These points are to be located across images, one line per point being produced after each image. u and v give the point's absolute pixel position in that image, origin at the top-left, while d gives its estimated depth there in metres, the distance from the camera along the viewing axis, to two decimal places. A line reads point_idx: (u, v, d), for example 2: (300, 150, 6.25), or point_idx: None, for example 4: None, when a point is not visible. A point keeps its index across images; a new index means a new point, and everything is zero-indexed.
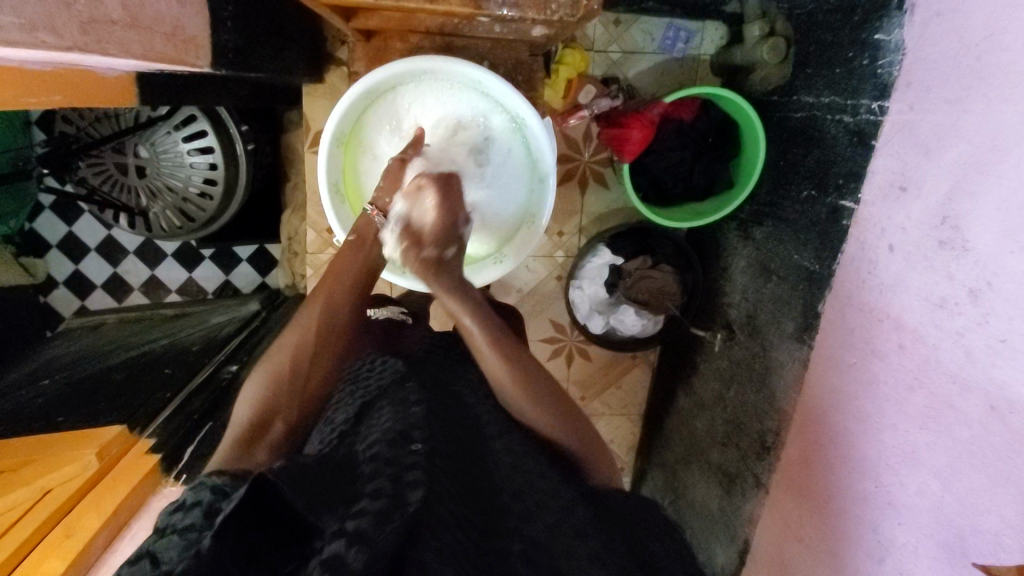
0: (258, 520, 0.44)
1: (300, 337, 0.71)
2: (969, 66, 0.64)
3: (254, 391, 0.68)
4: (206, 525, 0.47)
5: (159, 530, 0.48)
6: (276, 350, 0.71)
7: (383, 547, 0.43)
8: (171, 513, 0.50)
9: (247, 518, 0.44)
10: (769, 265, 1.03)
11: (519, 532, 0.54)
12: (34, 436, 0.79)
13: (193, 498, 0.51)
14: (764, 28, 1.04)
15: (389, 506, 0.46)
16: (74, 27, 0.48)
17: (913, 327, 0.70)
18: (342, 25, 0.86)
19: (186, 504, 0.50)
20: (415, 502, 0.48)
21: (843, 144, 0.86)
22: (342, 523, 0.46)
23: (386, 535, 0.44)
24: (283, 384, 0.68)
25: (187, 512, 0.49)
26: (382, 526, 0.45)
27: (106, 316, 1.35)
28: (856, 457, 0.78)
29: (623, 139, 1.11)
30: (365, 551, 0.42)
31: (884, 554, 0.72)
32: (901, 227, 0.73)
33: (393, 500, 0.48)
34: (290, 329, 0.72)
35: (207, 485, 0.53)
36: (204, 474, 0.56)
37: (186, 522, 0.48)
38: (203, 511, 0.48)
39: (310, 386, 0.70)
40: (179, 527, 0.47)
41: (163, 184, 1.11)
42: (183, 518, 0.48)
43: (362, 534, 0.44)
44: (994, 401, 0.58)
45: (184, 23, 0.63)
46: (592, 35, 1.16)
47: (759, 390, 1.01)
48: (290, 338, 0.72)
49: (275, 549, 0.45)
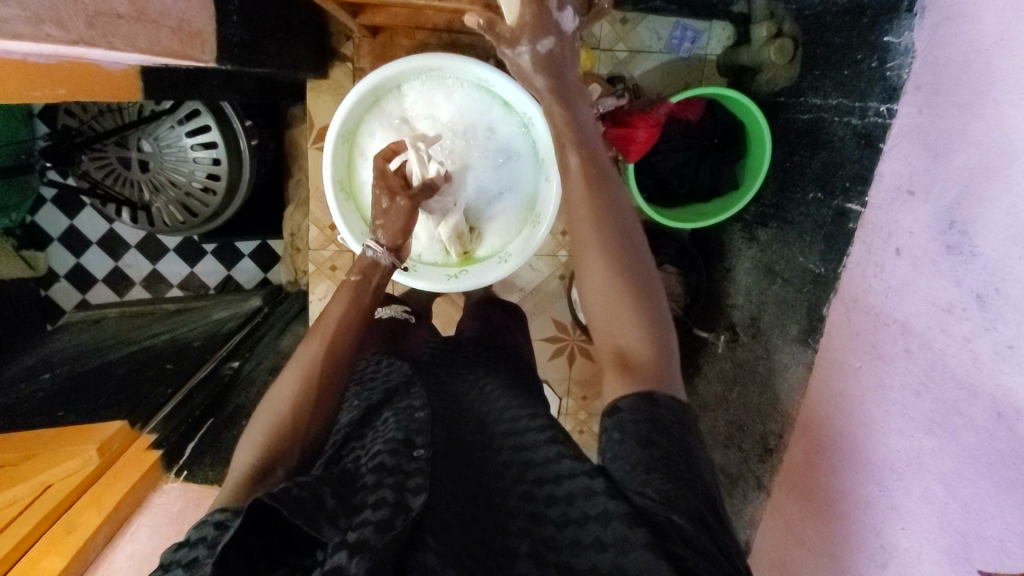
0: (260, 540, 0.46)
1: (300, 376, 0.66)
2: (980, 69, 0.63)
3: (254, 439, 0.62)
4: (211, 556, 0.47)
5: (164, 566, 0.47)
6: (276, 390, 0.65)
7: (384, 554, 0.45)
8: (175, 548, 0.49)
9: (248, 540, 0.45)
10: (773, 267, 1.03)
11: (529, 532, 0.52)
12: (37, 433, 0.79)
13: (197, 533, 0.49)
14: (771, 29, 1.02)
15: (391, 513, 0.47)
16: (79, 20, 0.48)
17: (920, 332, 0.69)
18: (349, 21, 0.86)
19: (191, 539, 0.49)
20: (417, 507, 0.49)
21: (850, 146, 0.86)
22: (343, 534, 0.46)
23: (388, 544, 0.46)
24: (285, 426, 0.62)
25: (193, 548, 0.48)
26: (384, 534, 0.46)
27: (108, 310, 1.34)
28: (861, 462, 0.77)
29: (628, 139, 1.09)
30: (369, 560, 0.44)
31: (887, 559, 0.72)
32: (908, 231, 0.72)
33: (396, 508, 0.48)
34: (287, 371, 0.67)
35: (212, 519, 0.51)
36: (209, 511, 0.52)
37: (190, 557, 0.47)
38: (208, 545, 0.48)
39: (314, 419, 0.65)
40: (184, 561, 0.47)
41: (166, 178, 1.10)
42: (188, 553, 0.47)
43: (363, 544, 0.45)
44: (1002, 409, 0.58)
45: (190, 18, 0.63)
46: (598, 34, 1.15)
47: (763, 393, 1.01)
48: (289, 377, 0.66)
49: (279, 564, 0.47)
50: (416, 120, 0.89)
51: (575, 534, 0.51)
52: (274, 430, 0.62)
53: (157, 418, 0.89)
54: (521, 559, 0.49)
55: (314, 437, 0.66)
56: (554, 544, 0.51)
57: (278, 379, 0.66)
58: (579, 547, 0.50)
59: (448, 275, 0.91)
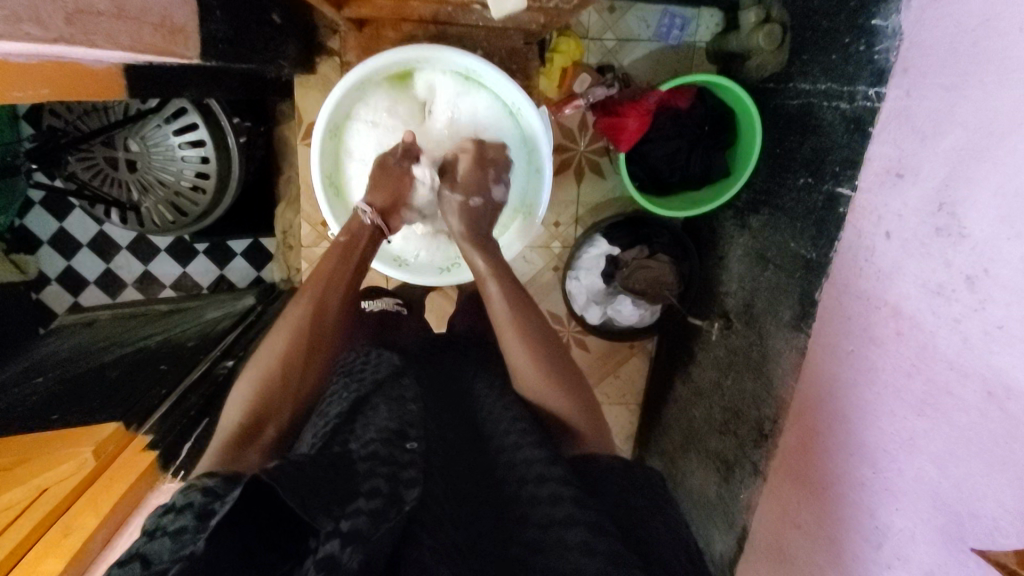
0: (253, 517, 0.46)
1: (288, 336, 0.69)
2: (966, 51, 0.63)
3: (242, 397, 0.65)
4: (198, 528, 0.45)
5: (149, 532, 0.47)
6: (264, 350, 0.68)
7: (377, 547, 0.45)
8: (162, 513, 0.48)
9: (244, 520, 0.45)
10: (765, 254, 1.03)
11: (528, 518, 0.53)
12: (32, 434, 0.79)
13: (184, 499, 0.49)
14: (759, 14, 1.03)
15: (384, 505, 0.47)
16: (59, 18, 0.47)
17: (910, 314, 0.70)
18: (335, 15, 0.85)
19: (176, 505, 0.49)
20: (410, 500, 0.49)
21: (839, 130, 0.86)
22: (336, 523, 0.45)
23: (381, 534, 0.46)
24: (272, 388, 0.65)
25: (178, 515, 0.47)
26: (378, 525, 0.46)
27: (100, 311, 1.34)
28: (853, 444, 0.78)
29: (618, 128, 1.11)
30: (363, 550, 0.44)
31: (881, 540, 0.72)
32: (898, 214, 0.73)
33: (390, 499, 0.49)
34: (278, 328, 0.69)
35: (197, 487, 0.50)
36: (193, 478, 0.52)
37: (177, 525, 0.46)
38: (196, 513, 0.47)
39: (300, 381, 0.68)
40: (172, 529, 0.46)
41: (154, 178, 1.09)
42: (174, 521, 0.47)
43: (358, 534, 0.45)
44: (992, 388, 0.58)
45: (173, 13, 0.62)
46: (587, 23, 1.15)
47: (757, 378, 1.01)
48: (275, 338, 0.69)
49: (272, 548, 0.46)
50: (406, 111, 0.89)
51: (558, 534, 0.50)
52: (259, 393, 0.65)
53: (153, 419, 0.89)
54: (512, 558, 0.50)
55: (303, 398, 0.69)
56: (540, 548, 0.50)
57: (270, 333, 0.69)
58: (563, 547, 0.49)
59: (441, 269, 0.94)
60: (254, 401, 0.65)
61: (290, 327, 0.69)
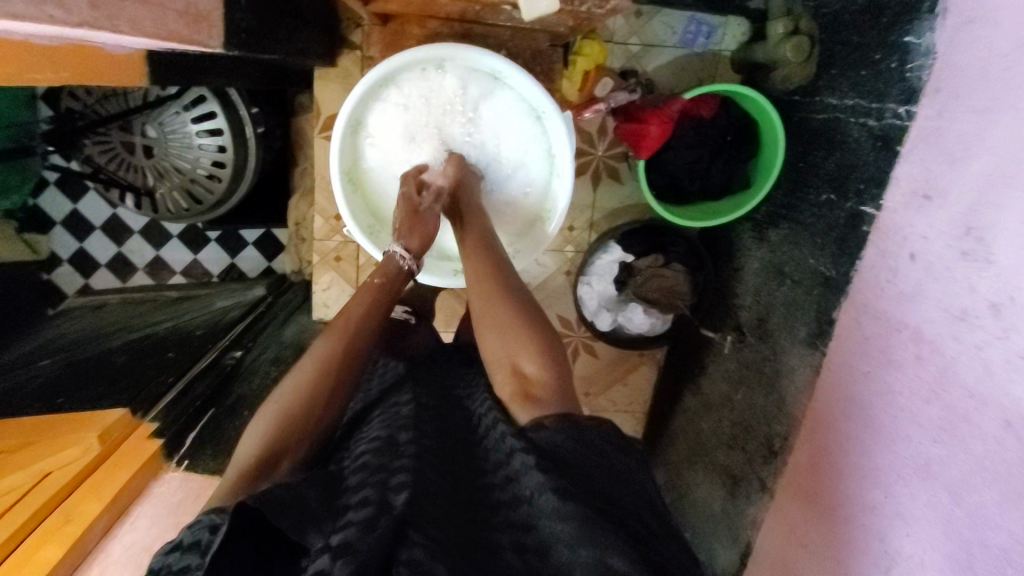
0: (252, 543, 0.45)
1: (311, 373, 0.66)
2: (1000, 75, 0.62)
3: (257, 436, 0.62)
4: (202, 566, 0.45)
5: (155, 571, 0.46)
6: (284, 388, 0.66)
7: (369, 557, 0.42)
8: (169, 550, 0.48)
9: (235, 542, 0.44)
10: (783, 268, 1.02)
11: (509, 525, 0.52)
12: (38, 419, 0.79)
13: (191, 537, 0.47)
14: (788, 26, 1.02)
15: (374, 514, 0.45)
16: (82, 2, 0.47)
17: (931, 338, 0.68)
18: (360, 8, 0.85)
19: (185, 542, 0.48)
20: (400, 504, 0.47)
21: (866, 147, 0.84)
22: (326, 539, 0.45)
23: (374, 541, 0.43)
24: (295, 422, 0.62)
25: (185, 552, 0.46)
26: (367, 534, 0.44)
27: (110, 295, 1.34)
28: (866, 467, 0.77)
29: (640, 135, 1.08)
30: (353, 562, 0.42)
31: (891, 565, 0.71)
32: (923, 236, 0.71)
33: (379, 507, 0.47)
34: (297, 367, 0.67)
35: (205, 522, 0.49)
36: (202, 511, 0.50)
37: (182, 565, 0.45)
38: (201, 551, 0.46)
39: (324, 416, 0.65)
40: (176, 569, 0.45)
41: (170, 164, 1.09)
42: (180, 559, 0.46)
43: (349, 546, 0.43)
44: (1011, 418, 0.57)
45: (197, 1, 0.62)
46: (613, 27, 1.14)
47: (768, 394, 1.00)
48: (299, 372, 0.67)
49: (265, 575, 0.45)
50: (434, 102, 0.87)
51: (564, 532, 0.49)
52: (280, 424, 0.62)
53: (159, 406, 0.89)
54: (506, 552, 0.49)
55: (325, 431, 0.66)
56: (534, 529, 0.51)
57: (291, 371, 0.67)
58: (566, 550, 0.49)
59: (456, 270, 0.94)
60: (274, 433, 0.61)
61: (314, 358, 0.68)
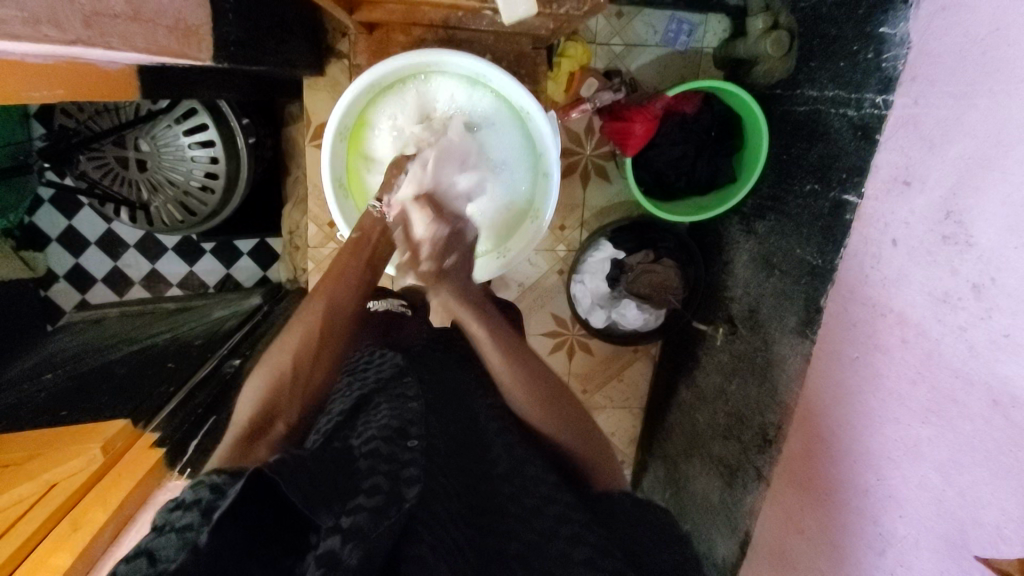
0: (256, 510, 0.46)
1: (301, 333, 0.71)
2: (975, 60, 0.64)
3: (255, 391, 0.67)
4: (204, 522, 0.45)
5: (158, 527, 0.47)
6: (278, 346, 0.71)
7: (377, 543, 0.45)
8: (171, 509, 0.49)
9: (251, 504, 0.46)
10: (770, 260, 1.03)
11: (512, 530, 0.54)
12: (40, 432, 0.80)
13: (194, 496, 0.49)
14: (767, 21, 1.02)
15: (384, 503, 0.47)
16: (76, 20, 0.48)
17: (915, 321, 0.70)
18: (346, 18, 0.86)
19: (186, 501, 0.49)
20: (411, 498, 0.49)
21: (847, 137, 0.86)
22: (337, 518, 0.47)
23: (382, 532, 0.45)
24: (286, 379, 0.68)
25: (187, 511, 0.47)
26: (378, 524, 0.45)
27: (108, 308, 1.35)
28: (858, 451, 0.78)
29: (625, 133, 1.09)
30: (362, 548, 0.44)
31: (886, 546, 0.72)
32: (904, 222, 0.73)
33: (389, 497, 0.48)
34: (289, 326, 0.72)
35: (206, 483, 0.51)
36: (202, 474, 0.53)
37: (184, 521, 0.46)
38: (201, 510, 0.47)
39: (315, 389, 0.69)
40: (178, 525, 0.46)
41: (164, 177, 1.10)
42: (182, 516, 0.47)
43: (358, 532, 0.45)
44: (997, 396, 0.58)
45: (186, 15, 0.63)
46: (595, 29, 1.16)
47: (761, 384, 1.01)
48: (290, 336, 0.71)
49: (273, 541, 0.46)
50: (428, 115, 0.89)
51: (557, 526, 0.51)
52: (272, 388, 0.67)
53: (160, 417, 0.90)
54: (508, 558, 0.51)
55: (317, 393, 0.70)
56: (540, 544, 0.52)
57: (282, 333, 0.72)
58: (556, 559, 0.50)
59: None
60: (268, 395, 0.66)
61: (303, 324, 0.72)
